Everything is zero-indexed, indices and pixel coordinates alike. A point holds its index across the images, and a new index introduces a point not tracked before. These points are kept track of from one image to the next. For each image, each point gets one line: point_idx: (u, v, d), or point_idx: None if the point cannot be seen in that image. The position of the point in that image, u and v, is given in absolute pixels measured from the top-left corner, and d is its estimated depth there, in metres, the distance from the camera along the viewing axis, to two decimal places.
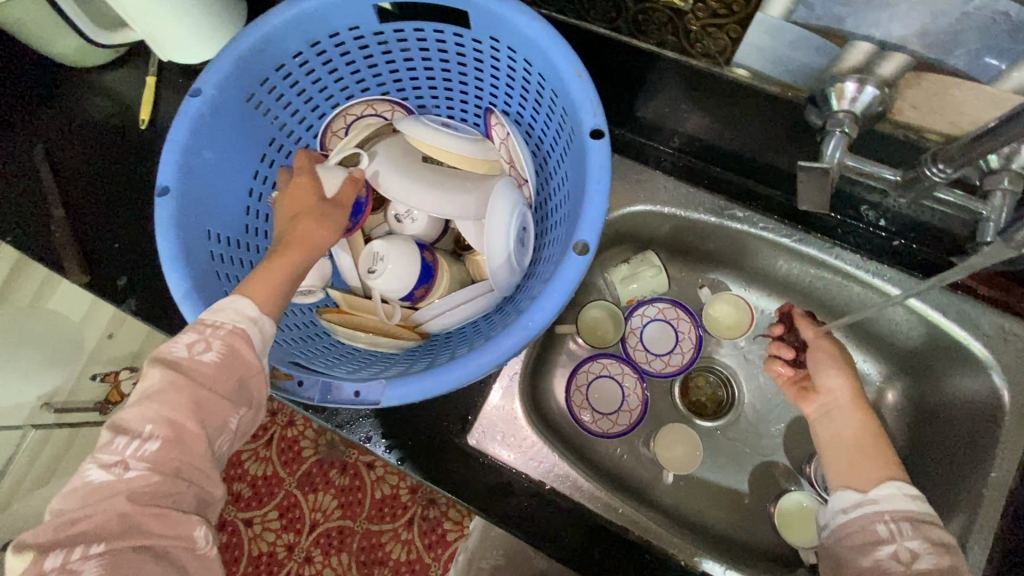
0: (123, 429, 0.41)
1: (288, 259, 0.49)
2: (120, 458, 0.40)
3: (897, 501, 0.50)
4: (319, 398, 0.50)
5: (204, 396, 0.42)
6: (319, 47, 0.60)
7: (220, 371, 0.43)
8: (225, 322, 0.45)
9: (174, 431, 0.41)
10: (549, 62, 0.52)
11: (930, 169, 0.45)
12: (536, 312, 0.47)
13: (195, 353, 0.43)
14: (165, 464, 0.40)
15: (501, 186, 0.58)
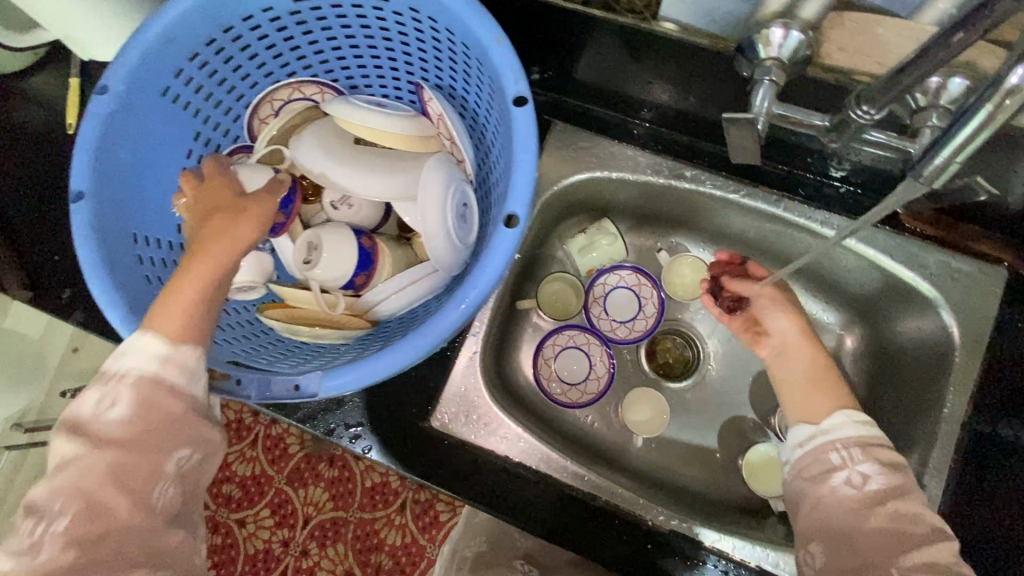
0: (32, 510, 0.40)
1: (200, 271, 0.45)
2: (30, 542, 0.39)
3: (847, 430, 0.51)
4: (256, 396, 0.49)
5: (116, 460, 0.41)
6: (233, 32, 0.57)
7: (142, 416, 0.42)
8: (129, 372, 0.43)
9: (88, 503, 0.40)
10: (467, 29, 0.50)
11: (856, 112, 0.45)
12: (469, 290, 0.47)
13: (102, 412, 0.42)
14: (83, 537, 0.40)
15: (434, 164, 0.56)
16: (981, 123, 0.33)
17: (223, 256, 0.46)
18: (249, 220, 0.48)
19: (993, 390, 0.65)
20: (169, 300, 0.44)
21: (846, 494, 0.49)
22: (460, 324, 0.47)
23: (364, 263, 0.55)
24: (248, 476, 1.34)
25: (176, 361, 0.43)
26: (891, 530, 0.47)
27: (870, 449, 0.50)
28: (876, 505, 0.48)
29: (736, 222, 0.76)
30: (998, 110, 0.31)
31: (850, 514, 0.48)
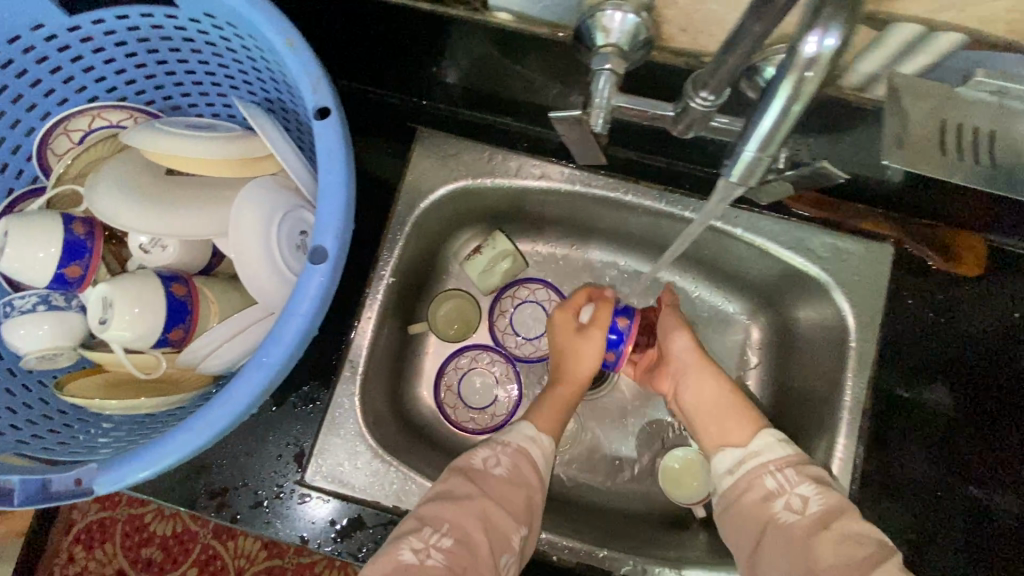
0: (429, 522, 0.50)
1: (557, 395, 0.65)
2: (426, 545, 0.48)
3: (775, 449, 0.55)
4: (19, 499, 0.39)
5: (495, 511, 0.51)
6: (4, 60, 0.49)
7: (518, 478, 0.55)
8: (513, 441, 0.57)
9: (465, 534, 0.49)
10: (262, 32, 0.43)
11: (695, 100, 0.39)
12: (273, 345, 0.39)
13: (490, 467, 0.55)
14: (456, 564, 0.48)
15: (248, 189, 0.49)
16: (781, 103, 0.27)
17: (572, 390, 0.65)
18: (584, 367, 0.65)
19: (896, 373, 0.61)
20: (541, 411, 0.64)
21: (790, 521, 0.50)
22: (265, 386, 0.38)
23: (177, 315, 0.47)
24: (169, 535, 1.41)
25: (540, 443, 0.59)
26: (841, 552, 0.47)
27: (797, 468, 0.53)
28: (824, 528, 0.49)
29: (629, 221, 0.72)
30: (799, 88, 0.27)
31: (799, 536, 0.49)
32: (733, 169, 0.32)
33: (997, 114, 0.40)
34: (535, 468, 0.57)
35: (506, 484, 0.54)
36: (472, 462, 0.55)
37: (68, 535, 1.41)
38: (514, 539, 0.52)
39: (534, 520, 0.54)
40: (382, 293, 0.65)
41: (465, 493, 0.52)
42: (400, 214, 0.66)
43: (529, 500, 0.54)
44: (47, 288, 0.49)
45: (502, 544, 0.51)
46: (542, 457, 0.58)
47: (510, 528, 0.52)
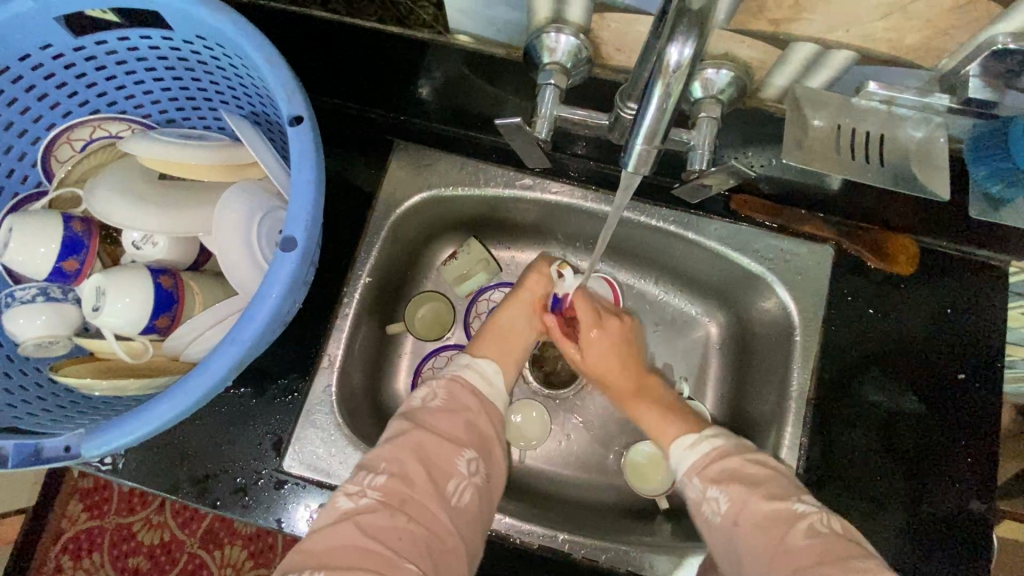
0: (367, 467, 0.55)
1: (501, 334, 0.70)
2: (361, 487, 0.53)
3: (686, 459, 0.61)
4: (13, 461, 0.43)
5: (429, 445, 0.56)
6: (12, 74, 0.54)
7: (454, 404, 0.61)
8: (448, 373, 0.64)
9: (402, 473, 0.54)
10: (245, 51, 0.49)
11: (623, 109, 0.44)
12: (246, 323, 0.43)
13: (429, 403, 0.60)
14: (393, 497, 0.52)
15: (232, 191, 0.54)
16: (661, 104, 0.34)
17: (515, 335, 0.70)
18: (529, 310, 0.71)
19: (838, 365, 0.66)
20: (486, 341, 0.69)
21: (715, 522, 0.56)
22: (238, 360, 0.43)
23: (167, 301, 0.52)
24: (155, 544, 1.43)
25: (475, 366, 0.66)
26: (757, 539, 0.52)
27: (708, 470, 0.59)
28: (737, 524, 0.54)
29: (594, 227, 0.77)
30: (672, 86, 0.33)
31: (731, 536, 0.54)
32: (628, 159, 0.38)
33: (889, 120, 0.46)
34: (471, 395, 0.62)
35: (440, 415, 0.59)
36: (412, 404, 0.61)
37: (55, 545, 1.43)
38: (455, 462, 0.56)
39: (478, 446, 0.59)
40: (360, 292, 0.70)
41: (401, 433, 0.57)
42: (377, 219, 0.72)
43: (467, 425, 0.59)
44: (46, 280, 0.53)
45: (446, 471, 0.55)
46: (479, 382, 0.64)
47: (447, 453, 0.57)
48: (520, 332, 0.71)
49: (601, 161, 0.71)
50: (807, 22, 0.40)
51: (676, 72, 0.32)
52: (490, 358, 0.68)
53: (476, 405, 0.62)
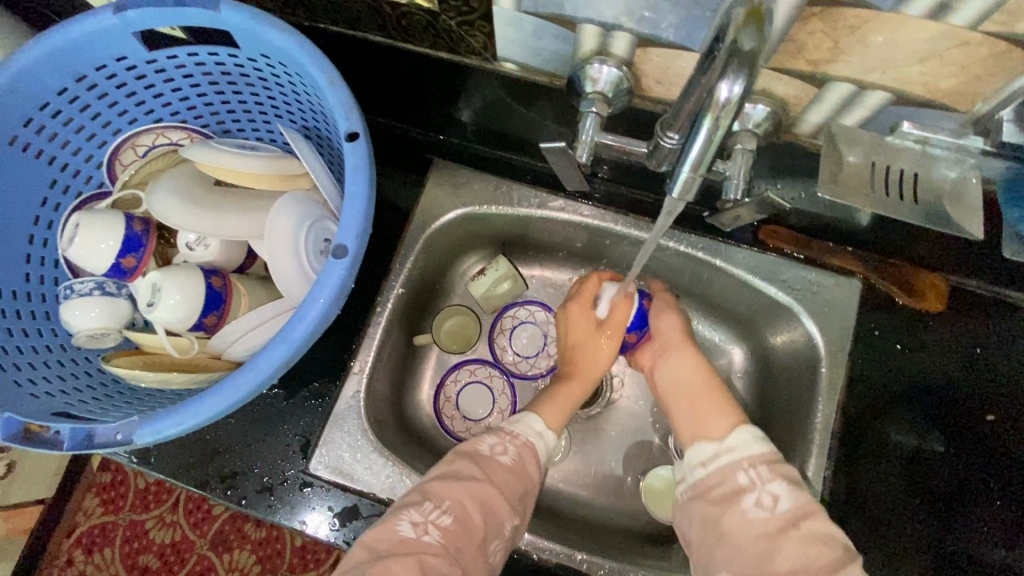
0: (431, 497, 0.54)
1: (569, 394, 0.68)
2: (424, 520, 0.53)
3: (749, 447, 0.55)
4: (68, 444, 0.45)
5: (495, 495, 0.56)
6: (87, 81, 0.57)
7: (522, 470, 0.59)
8: (520, 434, 0.62)
9: (463, 515, 0.54)
10: (306, 68, 0.52)
11: (664, 138, 0.46)
12: (295, 324, 0.45)
13: (496, 453, 0.59)
14: (452, 542, 0.52)
15: (284, 200, 0.57)
16: (708, 138, 0.36)
17: (579, 390, 0.69)
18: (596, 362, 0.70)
19: (862, 399, 0.66)
20: (551, 404, 0.67)
21: (757, 517, 0.50)
22: (287, 359, 0.45)
23: (216, 301, 0.55)
24: (167, 544, 1.44)
25: (546, 437, 0.64)
26: (807, 552, 0.47)
27: (777, 466, 0.53)
28: (791, 527, 0.49)
29: (623, 250, 0.78)
30: (720, 120, 0.35)
31: (769, 538, 0.49)
32: (674, 186, 0.40)
33: (922, 159, 0.47)
34: (537, 465, 0.61)
35: (507, 473, 0.58)
36: (477, 448, 0.60)
37: (69, 538, 1.45)
38: (503, 526, 0.56)
39: (523, 515, 0.59)
40: (392, 303, 0.72)
41: (470, 476, 0.56)
42: (412, 232, 0.74)
43: (523, 493, 0.58)
44: (103, 275, 0.56)
45: (494, 529, 0.55)
46: (544, 451, 0.63)
47: (503, 513, 0.56)
48: (580, 387, 0.69)
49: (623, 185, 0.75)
50: (845, 63, 0.42)
51: (725, 108, 0.34)
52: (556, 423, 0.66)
53: (536, 475, 0.61)
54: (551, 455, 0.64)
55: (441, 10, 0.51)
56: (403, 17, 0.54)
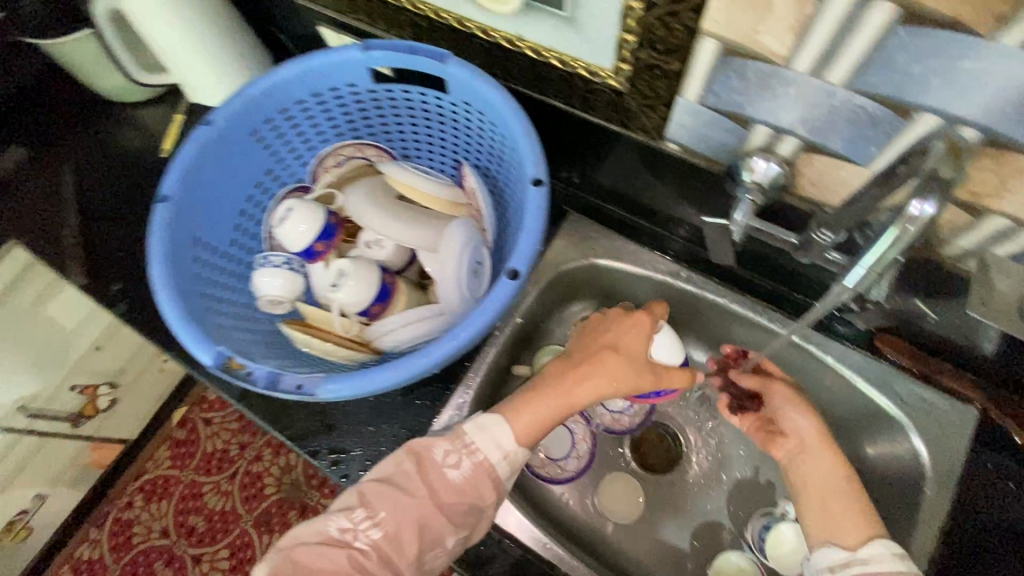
0: (366, 503, 0.56)
1: (554, 399, 0.63)
2: (354, 526, 0.55)
3: (885, 563, 0.55)
4: (260, 383, 0.53)
5: (438, 514, 0.56)
6: (320, 97, 0.70)
7: (472, 482, 0.57)
8: (482, 450, 0.59)
9: (395, 529, 0.55)
10: (506, 118, 0.62)
11: (817, 233, 0.55)
12: (467, 326, 0.52)
13: (448, 462, 0.58)
14: (380, 547, 0.54)
15: (457, 223, 0.66)
16: None
17: (574, 397, 0.64)
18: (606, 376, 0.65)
19: (962, 539, 0.64)
20: (528, 410, 0.62)
21: None
22: (454, 353, 0.52)
23: (382, 295, 0.65)
24: (216, 512, 1.53)
25: (511, 452, 0.60)
26: None
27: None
28: None
29: (729, 328, 0.81)
30: None
31: None
32: None
33: None
34: (494, 486, 0.59)
35: (453, 487, 0.57)
36: (431, 452, 0.58)
37: (134, 482, 1.58)
38: (445, 538, 0.57)
39: (471, 530, 0.58)
40: (509, 330, 0.79)
41: (410, 487, 0.56)
42: (539, 271, 0.81)
43: (470, 509, 0.57)
44: (293, 254, 0.66)
45: (434, 542, 0.56)
46: (502, 465, 0.59)
47: (441, 528, 0.56)
48: (563, 406, 0.63)
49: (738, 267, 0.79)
50: (1006, 200, 0.47)
51: (916, 219, 0.41)
52: (525, 428, 0.61)
53: (489, 497, 0.58)
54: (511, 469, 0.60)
55: (628, 91, 0.60)
56: (591, 91, 0.64)
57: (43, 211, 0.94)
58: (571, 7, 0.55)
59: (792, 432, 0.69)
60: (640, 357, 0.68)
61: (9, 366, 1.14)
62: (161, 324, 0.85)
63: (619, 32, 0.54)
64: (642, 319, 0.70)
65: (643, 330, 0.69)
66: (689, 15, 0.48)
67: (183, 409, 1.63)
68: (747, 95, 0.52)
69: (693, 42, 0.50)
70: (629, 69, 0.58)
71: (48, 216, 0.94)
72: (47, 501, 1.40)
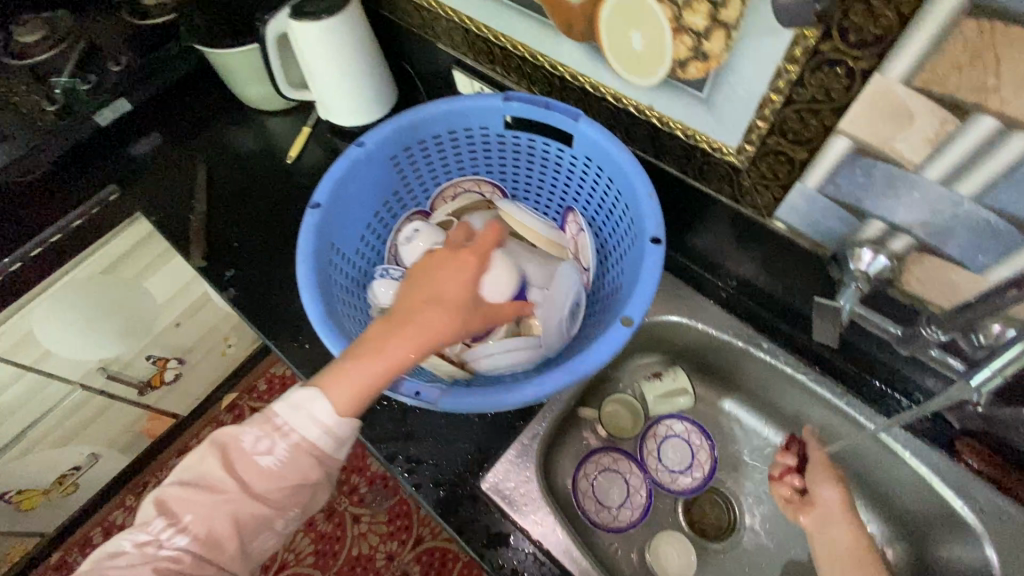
0: (166, 513, 0.52)
1: (373, 360, 0.54)
2: (155, 537, 0.51)
3: None
4: (383, 383, 0.60)
5: (239, 509, 0.52)
6: (455, 134, 0.78)
7: (294, 469, 0.54)
8: (298, 427, 0.53)
9: (205, 533, 0.51)
10: (628, 178, 0.67)
11: (926, 328, 0.60)
12: (581, 364, 0.58)
13: (257, 452, 0.53)
14: (196, 549, 0.51)
15: (564, 267, 0.72)
16: None
17: (401, 360, 0.54)
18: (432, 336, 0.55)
19: None
20: (348, 374, 0.54)
21: None
22: (566, 386, 0.58)
23: None
24: None
25: (333, 426, 0.54)
26: None
27: None
28: None
29: (804, 405, 0.82)
30: None
31: None
32: None
33: None
34: (320, 464, 0.55)
35: (271, 478, 0.53)
36: (237, 441, 0.53)
37: (176, 457, 1.66)
38: (274, 522, 0.54)
39: (304, 506, 0.56)
40: None
41: (217, 485, 0.52)
42: None
43: (294, 491, 0.54)
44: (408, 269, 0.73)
45: (257, 530, 0.54)
46: (321, 437, 0.54)
47: (261, 519, 0.54)
48: (382, 362, 0.54)
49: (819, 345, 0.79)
50: None
51: None
52: (346, 394, 0.54)
53: (316, 474, 0.55)
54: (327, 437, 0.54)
55: (747, 169, 0.65)
56: (708, 164, 0.69)
57: (173, 195, 1.04)
58: (710, 90, 0.60)
59: (820, 503, 0.74)
60: (466, 309, 0.59)
61: (101, 328, 1.23)
62: (263, 312, 0.92)
63: (753, 119, 0.59)
64: (468, 262, 0.61)
65: (466, 273, 0.60)
66: (828, 115, 0.53)
67: (233, 395, 1.72)
68: (869, 191, 0.56)
69: (826, 137, 0.55)
70: (752, 151, 0.62)
71: (177, 199, 1.04)
72: (99, 461, 1.47)
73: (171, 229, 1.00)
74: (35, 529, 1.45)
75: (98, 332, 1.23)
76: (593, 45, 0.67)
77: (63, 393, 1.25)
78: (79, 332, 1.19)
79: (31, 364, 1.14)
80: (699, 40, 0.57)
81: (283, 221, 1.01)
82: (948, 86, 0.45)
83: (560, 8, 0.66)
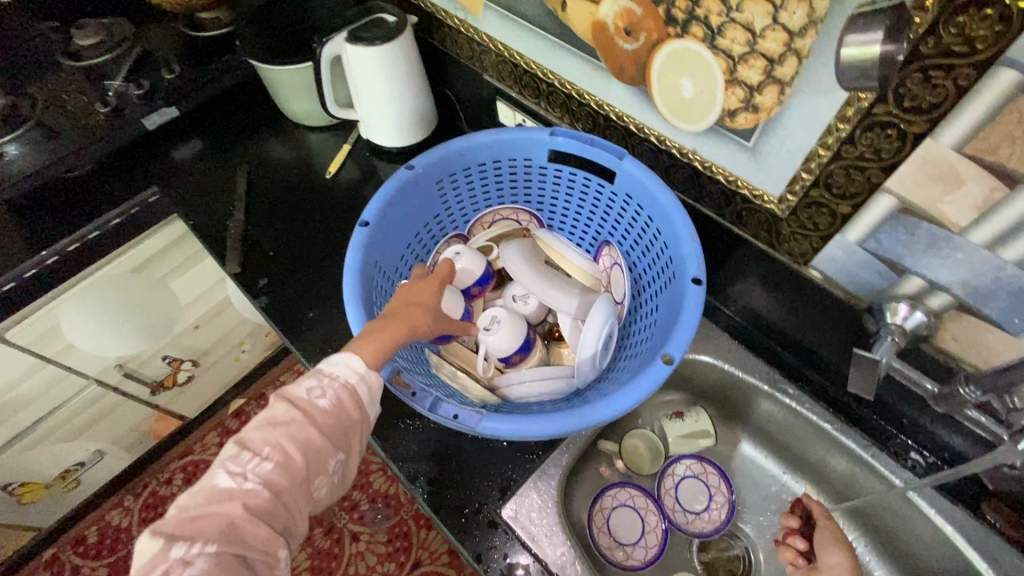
0: (248, 445, 0.49)
1: (390, 329, 0.59)
2: (242, 470, 0.47)
3: None
4: (422, 404, 0.61)
5: (313, 435, 0.50)
6: (498, 164, 0.80)
7: (341, 412, 0.53)
8: (340, 375, 0.54)
9: (285, 459, 0.49)
10: (669, 217, 0.68)
11: (964, 388, 0.60)
12: (620, 398, 0.59)
13: (312, 397, 0.52)
14: (273, 484, 0.48)
15: (601, 300, 0.72)
16: None
17: (407, 335, 0.59)
18: (422, 321, 0.62)
19: None
20: (369, 336, 0.58)
21: None
22: (604, 420, 0.58)
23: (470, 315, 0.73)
24: None
25: (367, 379, 0.55)
26: None
27: None
28: None
29: (827, 454, 0.82)
30: None
31: None
32: None
33: None
34: (360, 408, 0.54)
35: (325, 413, 0.52)
36: (293, 391, 0.52)
37: (178, 460, 1.64)
38: (327, 463, 0.51)
39: (354, 449, 0.53)
40: None
41: (286, 418, 0.50)
42: None
43: (347, 431, 0.53)
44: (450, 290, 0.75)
45: (319, 467, 0.51)
46: (365, 393, 0.55)
47: (323, 456, 0.51)
48: (392, 331, 0.58)
49: (844, 396, 0.80)
50: None
51: None
52: (368, 352, 0.56)
53: (358, 417, 0.54)
54: (364, 390, 0.55)
55: (786, 218, 0.67)
56: (747, 210, 0.71)
57: (214, 199, 1.07)
58: (756, 140, 0.62)
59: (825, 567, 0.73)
60: (440, 317, 0.65)
61: (124, 326, 1.24)
62: (292, 321, 0.93)
63: (798, 171, 0.61)
64: (438, 285, 0.67)
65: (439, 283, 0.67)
66: (876, 172, 0.54)
67: (241, 401, 1.71)
68: (911, 249, 0.58)
69: (871, 193, 0.56)
70: (794, 201, 0.64)
71: (216, 204, 1.06)
72: (104, 458, 1.46)
73: (208, 233, 1.02)
74: (32, 523, 1.43)
75: (120, 329, 1.24)
76: (643, 88, 0.70)
77: (79, 387, 1.26)
78: (104, 329, 1.20)
79: (53, 357, 1.15)
80: (752, 93, 0.59)
81: (317, 234, 1.02)
82: (1000, 155, 0.47)
83: (614, 52, 0.69)
